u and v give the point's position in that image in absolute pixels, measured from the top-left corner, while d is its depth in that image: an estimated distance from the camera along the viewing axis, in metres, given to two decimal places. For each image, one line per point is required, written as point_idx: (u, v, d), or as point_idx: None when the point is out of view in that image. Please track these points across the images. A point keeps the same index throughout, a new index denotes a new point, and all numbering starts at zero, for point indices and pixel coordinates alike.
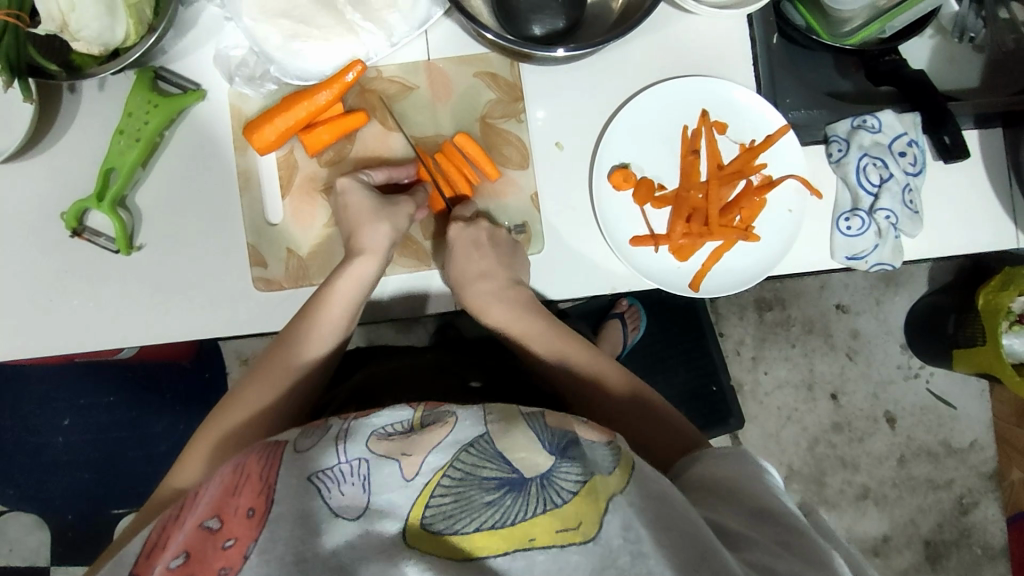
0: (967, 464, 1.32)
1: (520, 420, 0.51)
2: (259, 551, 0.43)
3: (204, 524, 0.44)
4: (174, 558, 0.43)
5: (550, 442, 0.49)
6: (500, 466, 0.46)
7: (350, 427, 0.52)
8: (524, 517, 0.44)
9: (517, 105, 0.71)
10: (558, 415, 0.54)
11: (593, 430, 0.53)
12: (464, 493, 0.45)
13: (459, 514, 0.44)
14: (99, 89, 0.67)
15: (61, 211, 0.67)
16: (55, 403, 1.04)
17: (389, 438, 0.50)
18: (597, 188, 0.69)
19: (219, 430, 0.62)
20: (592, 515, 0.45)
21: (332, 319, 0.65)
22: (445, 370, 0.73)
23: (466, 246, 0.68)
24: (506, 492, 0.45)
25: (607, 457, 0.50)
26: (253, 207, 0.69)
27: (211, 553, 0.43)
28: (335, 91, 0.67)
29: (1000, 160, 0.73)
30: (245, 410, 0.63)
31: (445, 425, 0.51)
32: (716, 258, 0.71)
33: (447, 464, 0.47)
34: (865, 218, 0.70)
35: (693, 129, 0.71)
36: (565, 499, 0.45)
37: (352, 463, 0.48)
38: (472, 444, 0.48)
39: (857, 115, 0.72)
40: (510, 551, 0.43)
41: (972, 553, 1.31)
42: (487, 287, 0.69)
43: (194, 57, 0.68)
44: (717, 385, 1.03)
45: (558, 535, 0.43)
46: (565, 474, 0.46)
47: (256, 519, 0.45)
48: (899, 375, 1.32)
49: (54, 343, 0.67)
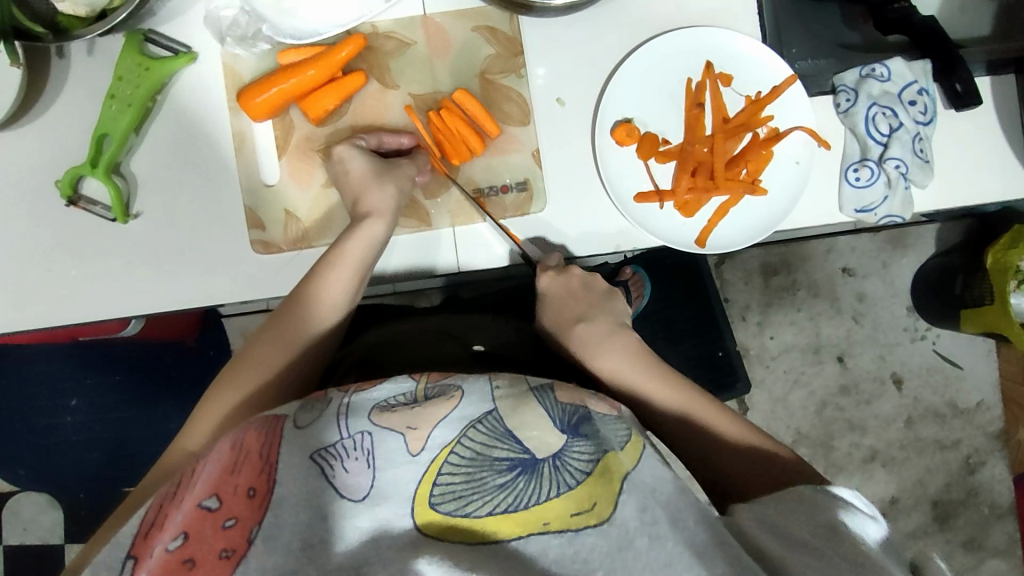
0: (974, 424, 1.32)
1: (530, 398, 0.51)
2: (264, 537, 0.41)
3: (202, 504, 0.42)
4: (170, 541, 0.40)
5: (561, 420, 0.49)
6: (513, 446, 0.46)
7: (350, 402, 0.50)
8: (538, 502, 0.44)
9: (516, 60, 0.69)
10: (567, 390, 0.53)
11: (603, 403, 0.54)
12: (475, 475, 0.44)
13: (470, 496, 0.43)
14: (88, 53, 0.65)
15: (54, 178, 0.66)
16: (61, 386, 1.03)
17: (393, 410, 0.49)
18: (599, 144, 0.68)
19: (221, 402, 0.60)
20: (606, 495, 0.46)
21: (339, 286, 0.64)
22: (450, 333, 0.70)
23: (558, 295, 0.69)
24: (519, 474, 0.44)
25: (619, 431, 0.51)
26: (247, 170, 0.67)
27: (210, 535, 0.41)
28: (331, 61, 0.66)
29: (1011, 107, 0.71)
30: (256, 368, 0.62)
31: (451, 398, 0.49)
32: (722, 214, 0.70)
33: (455, 441, 0.46)
34: (874, 169, 0.69)
35: (697, 81, 0.69)
36: (578, 481, 0.45)
37: (355, 437, 0.46)
38: (480, 421, 0.47)
39: (864, 64, 0.70)
40: (525, 535, 0.43)
41: (980, 513, 1.31)
42: (581, 325, 0.69)
43: (185, 18, 0.66)
44: (724, 350, 1.03)
45: (574, 519, 0.44)
46: (577, 454, 0.47)
47: (258, 500, 0.43)
48: (906, 337, 1.31)
49: (55, 315, 0.66)
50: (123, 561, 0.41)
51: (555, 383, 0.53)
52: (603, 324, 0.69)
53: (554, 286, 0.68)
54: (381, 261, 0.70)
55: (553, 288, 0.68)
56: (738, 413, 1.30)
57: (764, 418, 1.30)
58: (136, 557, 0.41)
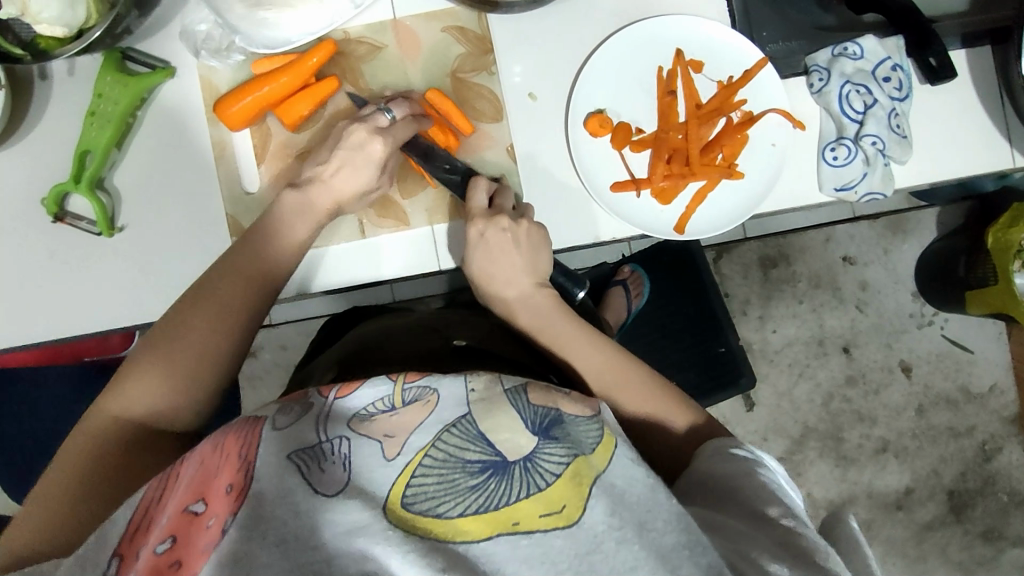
0: (988, 409, 1.29)
1: (502, 399, 0.49)
2: (240, 525, 0.41)
3: (186, 507, 0.42)
4: (158, 544, 0.41)
5: (533, 422, 0.47)
6: (484, 448, 0.45)
7: (330, 410, 0.49)
8: (508, 502, 0.42)
9: (487, 58, 0.70)
10: (542, 389, 0.51)
11: (576, 405, 0.52)
12: (448, 475, 0.43)
13: (442, 497, 0.42)
14: (69, 73, 0.67)
15: (40, 196, 0.67)
16: (73, 407, 0.92)
17: (371, 420, 0.48)
18: (573, 136, 0.68)
19: (191, 332, 0.56)
20: (576, 498, 0.43)
21: (309, 230, 0.64)
22: (432, 329, 0.71)
23: (502, 246, 0.65)
24: (490, 475, 0.43)
25: (590, 432, 0.49)
26: (229, 178, 0.69)
27: (195, 535, 0.41)
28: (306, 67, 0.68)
29: (989, 80, 0.71)
30: (245, 275, 0.60)
31: (427, 404, 0.48)
32: (700, 199, 0.70)
33: (429, 444, 0.45)
34: (851, 146, 0.68)
35: (668, 70, 0.70)
36: (549, 482, 0.44)
37: (333, 442, 0.46)
38: (454, 425, 0.46)
39: (837, 43, 0.69)
40: (494, 536, 0.41)
41: (998, 500, 1.28)
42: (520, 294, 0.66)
43: (163, 35, 0.68)
44: (725, 346, 0.99)
45: (543, 520, 0.42)
46: (550, 455, 0.45)
47: (235, 495, 0.43)
48: (912, 324, 1.29)
49: (47, 331, 0.68)
50: (107, 560, 0.42)
51: (529, 383, 0.51)
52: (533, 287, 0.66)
53: (496, 236, 0.64)
54: (333, 261, 0.69)
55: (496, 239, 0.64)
56: (744, 407, 1.28)
57: (771, 412, 1.29)
58: (121, 556, 0.42)
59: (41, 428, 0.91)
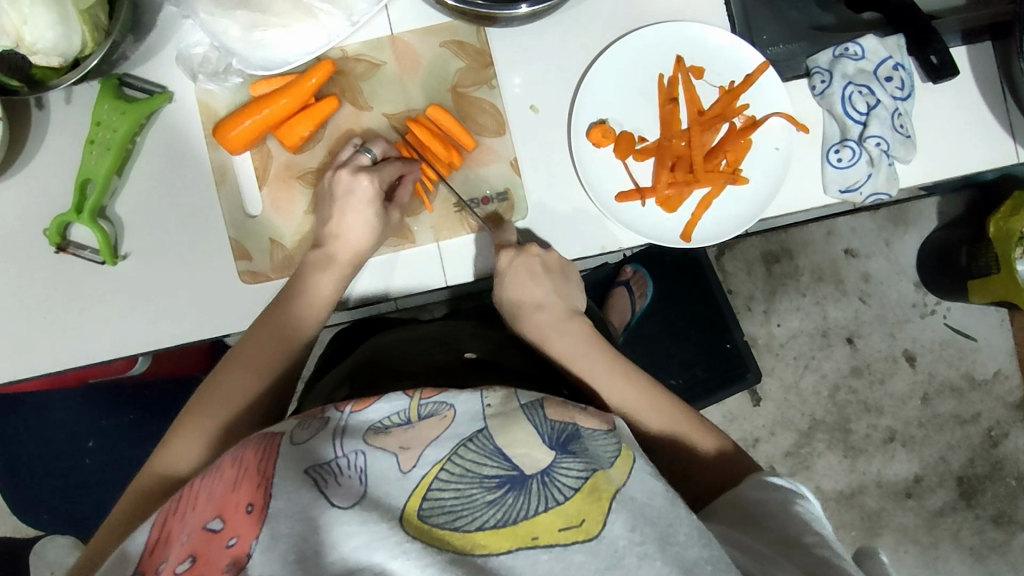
0: (993, 396, 1.29)
1: (519, 415, 0.48)
2: (261, 548, 0.39)
3: (206, 525, 0.41)
4: (178, 563, 0.39)
5: (550, 437, 0.46)
6: (501, 462, 0.43)
7: (347, 424, 0.48)
8: (527, 516, 0.41)
9: (486, 71, 0.69)
10: (558, 404, 0.51)
11: (592, 419, 0.52)
12: (465, 490, 0.42)
13: (460, 511, 0.41)
14: (66, 101, 0.66)
15: (42, 226, 0.67)
16: (77, 428, 0.92)
17: (387, 432, 0.47)
18: (576, 147, 0.68)
19: (229, 384, 0.59)
20: (595, 512, 0.42)
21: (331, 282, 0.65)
22: (444, 341, 0.70)
23: (522, 277, 0.66)
24: (508, 490, 0.42)
25: (608, 447, 0.49)
26: (231, 200, 0.68)
27: (214, 554, 0.39)
28: (316, 80, 0.67)
29: (990, 75, 0.70)
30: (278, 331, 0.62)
31: (444, 419, 0.47)
32: (705, 206, 0.69)
33: (446, 458, 0.44)
34: (855, 148, 0.68)
35: (669, 77, 0.69)
36: (567, 496, 0.42)
37: (349, 456, 0.45)
38: (470, 439, 0.45)
39: (838, 44, 0.69)
40: (513, 550, 0.40)
41: (1007, 485, 1.29)
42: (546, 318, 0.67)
43: (157, 60, 0.67)
44: (731, 342, 1.01)
45: (563, 534, 0.41)
46: (566, 469, 0.44)
47: (256, 515, 0.41)
48: (915, 313, 1.29)
49: (53, 360, 0.67)
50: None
51: (545, 398, 0.51)
52: (563, 311, 0.68)
53: (517, 265, 0.65)
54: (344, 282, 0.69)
55: (517, 269, 0.65)
56: (751, 403, 1.28)
57: (778, 406, 1.29)
58: None
59: (48, 451, 0.90)
